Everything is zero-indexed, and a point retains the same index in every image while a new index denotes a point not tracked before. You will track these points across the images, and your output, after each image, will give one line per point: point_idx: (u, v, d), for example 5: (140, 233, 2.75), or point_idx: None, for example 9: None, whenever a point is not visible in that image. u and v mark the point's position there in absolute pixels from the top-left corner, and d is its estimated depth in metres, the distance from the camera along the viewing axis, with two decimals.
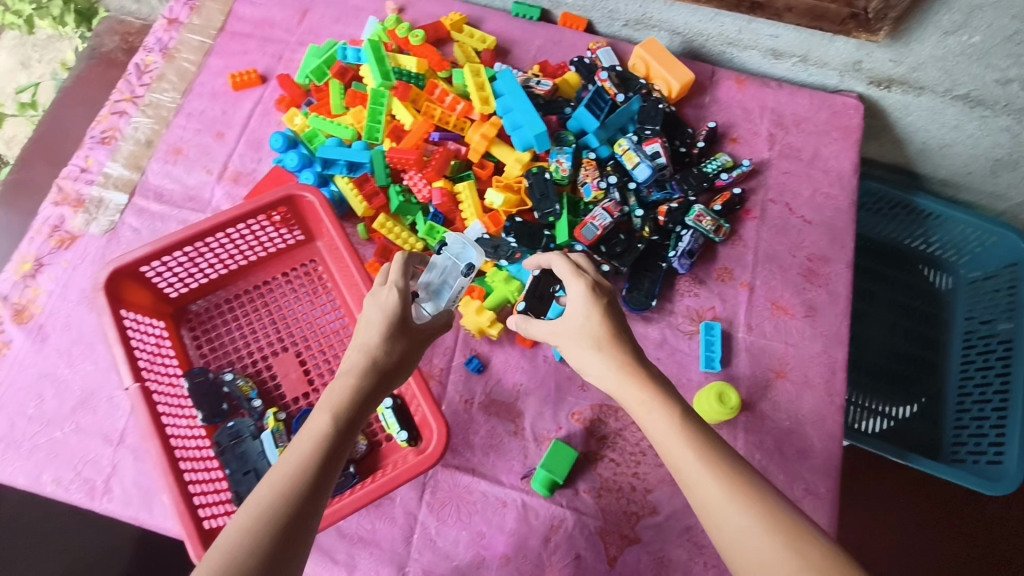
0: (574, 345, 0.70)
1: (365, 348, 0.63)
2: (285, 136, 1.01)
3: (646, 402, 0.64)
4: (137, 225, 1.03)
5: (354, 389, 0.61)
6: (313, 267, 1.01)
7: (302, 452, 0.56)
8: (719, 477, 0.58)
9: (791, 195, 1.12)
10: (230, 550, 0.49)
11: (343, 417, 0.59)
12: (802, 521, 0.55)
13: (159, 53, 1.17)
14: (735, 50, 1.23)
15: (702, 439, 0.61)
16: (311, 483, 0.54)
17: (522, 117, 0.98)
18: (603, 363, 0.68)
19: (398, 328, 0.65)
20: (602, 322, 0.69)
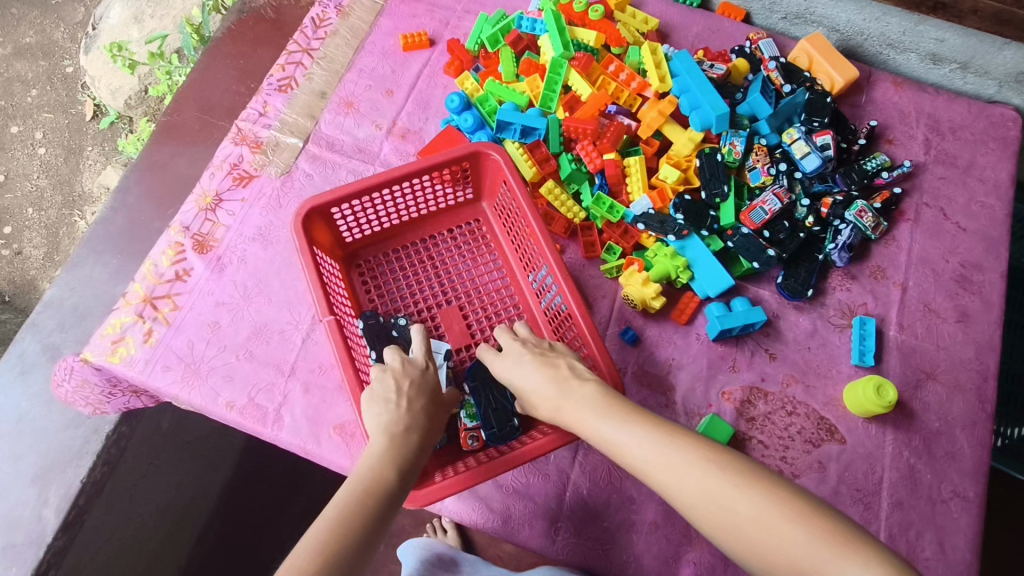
0: (520, 389, 0.76)
1: (402, 406, 0.71)
2: (462, 98, 1.06)
3: (581, 411, 0.68)
4: (310, 170, 1.08)
5: (395, 445, 0.68)
6: (477, 227, 1.05)
7: (356, 503, 0.62)
8: (654, 450, 0.61)
9: (946, 201, 1.12)
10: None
11: (397, 474, 0.66)
12: (736, 461, 0.59)
13: (333, 10, 1.21)
14: (892, 52, 1.23)
15: (637, 421, 0.65)
16: (373, 526, 0.61)
17: (702, 97, 1.00)
18: (548, 391, 0.72)
19: (429, 392, 0.75)
20: (533, 364, 0.75)
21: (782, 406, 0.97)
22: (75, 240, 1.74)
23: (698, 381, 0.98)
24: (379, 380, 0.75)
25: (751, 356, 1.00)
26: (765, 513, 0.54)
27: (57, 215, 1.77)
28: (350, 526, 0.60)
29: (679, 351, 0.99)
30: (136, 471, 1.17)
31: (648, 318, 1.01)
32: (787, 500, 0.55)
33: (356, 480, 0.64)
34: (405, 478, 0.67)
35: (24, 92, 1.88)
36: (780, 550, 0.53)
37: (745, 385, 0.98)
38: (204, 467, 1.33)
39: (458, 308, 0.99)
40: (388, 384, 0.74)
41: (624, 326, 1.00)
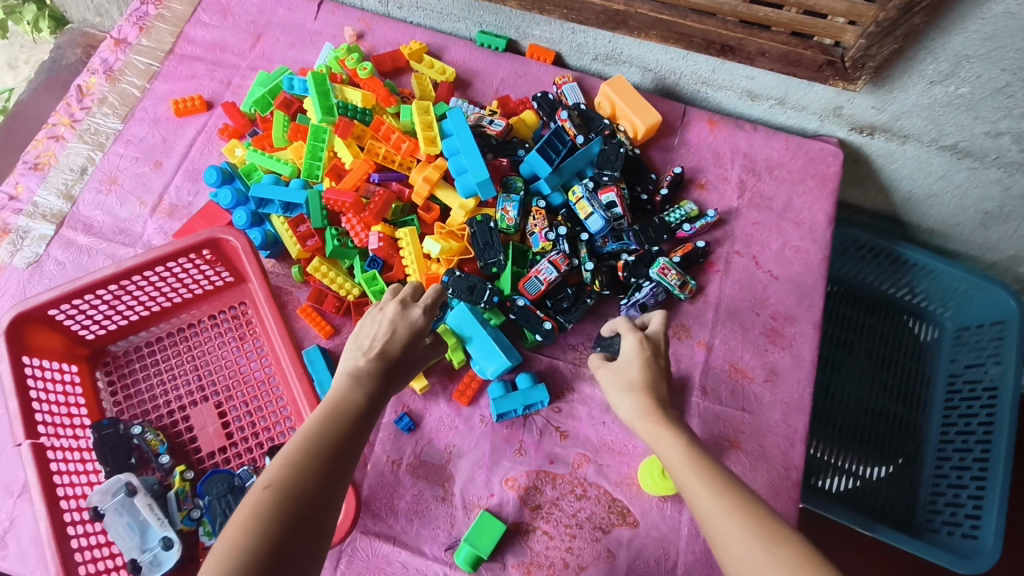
0: (613, 387, 0.73)
1: (375, 354, 0.68)
2: (220, 171, 0.96)
3: (655, 436, 0.66)
4: (62, 259, 0.98)
5: (364, 382, 0.66)
6: (242, 310, 0.96)
7: (327, 429, 0.60)
8: (709, 490, 0.58)
9: (758, 248, 1.06)
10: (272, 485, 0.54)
11: (370, 395, 0.65)
12: (785, 527, 0.53)
13: (103, 75, 1.12)
14: (709, 90, 1.17)
15: (708, 463, 0.61)
16: (340, 438, 0.59)
17: (466, 161, 0.92)
18: (632, 402, 0.70)
19: (411, 336, 0.72)
20: (643, 369, 0.72)
21: (571, 489, 0.90)
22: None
23: (478, 470, 0.90)
24: (363, 326, 0.72)
25: (540, 436, 0.92)
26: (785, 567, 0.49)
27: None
28: (310, 451, 0.57)
29: (460, 436, 0.92)
30: None
31: (428, 399, 0.93)
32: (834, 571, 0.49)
33: (321, 412, 0.62)
34: (374, 407, 0.65)
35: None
36: None
37: (531, 469, 0.91)
38: None
39: (214, 404, 0.90)
40: (368, 332, 0.71)
41: (401, 412, 0.92)
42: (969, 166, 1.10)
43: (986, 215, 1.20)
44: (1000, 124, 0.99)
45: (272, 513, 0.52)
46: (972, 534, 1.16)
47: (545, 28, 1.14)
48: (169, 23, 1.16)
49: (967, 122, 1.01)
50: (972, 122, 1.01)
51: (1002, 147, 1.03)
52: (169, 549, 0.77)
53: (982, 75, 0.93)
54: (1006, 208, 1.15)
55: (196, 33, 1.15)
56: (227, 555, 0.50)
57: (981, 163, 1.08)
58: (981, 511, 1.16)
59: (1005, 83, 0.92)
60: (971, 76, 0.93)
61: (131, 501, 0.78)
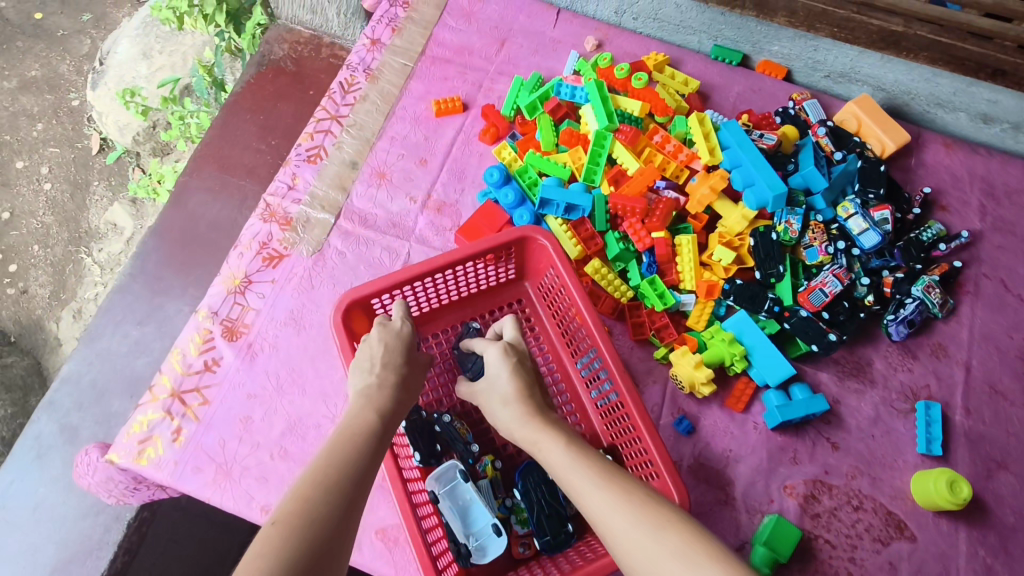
0: (490, 402, 0.79)
1: (380, 369, 0.74)
2: (502, 172, 1.01)
3: (540, 439, 0.71)
4: (343, 248, 1.02)
5: (372, 399, 0.70)
6: (519, 308, 1.00)
7: (341, 447, 0.62)
8: (603, 486, 0.63)
9: (1006, 271, 1.07)
10: (299, 499, 0.55)
11: (382, 414, 0.68)
12: (665, 510, 0.60)
13: (362, 73, 1.17)
14: (941, 111, 1.18)
15: (592, 458, 0.67)
16: (360, 452, 0.62)
17: (755, 174, 0.96)
18: (509, 413, 0.75)
19: (406, 352, 0.77)
20: (512, 380, 0.78)
21: (847, 500, 0.92)
22: (101, 302, 1.69)
23: (758, 475, 0.92)
24: (362, 351, 0.77)
25: (813, 446, 0.94)
26: (679, 555, 0.55)
27: (63, 253, 1.72)
28: (328, 467, 0.59)
29: (736, 442, 0.94)
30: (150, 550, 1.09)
31: (702, 404, 0.96)
32: (704, 544, 0.56)
33: (338, 431, 0.65)
34: (388, 424, 0.69)
35: (30, 127, 1.84)
36: None
37: (808, 478, 0.93)
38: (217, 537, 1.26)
39: None
40: (365, 354, 0.76)
41: (678, 415, 0.95)
42: None
43: None
44: None
45: (303, 527, 0.53)
46: None
47: (786, 45, 1.17)
48: (420, 26, 1.21)
49: None
50: None
51: None
52: (498, 535, 0.80)
53: None
54: None
55: (446, 37, 1.20)
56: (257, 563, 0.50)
57: None
58: None
59: None
60: None
61: (461, 486, 0.83)
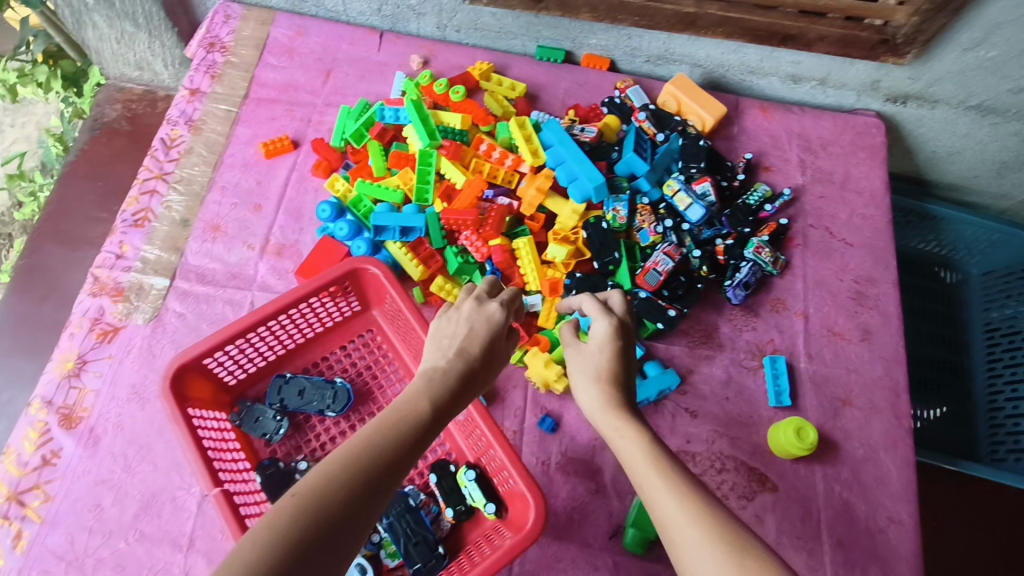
0: (579, 374, 0.77)
1: (454, 354, 0.70)
2: (333, 205, 1.00)
3: (620, 430, 0.69)
4: (182, 310, 0.99)
5: (436, 388, 0.66)
6: (371, 337, 0.99)
7: (386, 430, 0.59)
8: (676, 493, 0.59)
9: (829, 219, 1.14)
10: (320, 479, 0.52)
11: (438, 406, 0.63)
12: (745, 534, 0.54)
13: (184, 125, 1.13)
14: (755, 78, 1.24)
15: (668, 461, 0.63)
16: (402, 445, 0.58)
17: (576, 168, 0.98)
18: (598, 394, 0.73)
19: (490, 336, 0.74)
20: (613, 360, 0.75)
21: (711, 465, 0.96)
22: None
23: None
24: (443, 328, 0.75)
25: (673, 419, 0.98)
26: None
27: None
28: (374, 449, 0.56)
29: (600, 430, 0.97)
30: None
31: (563, 400, 0.98)
32: None
33: (391, 408, 0.62)
34: (440, 418, 0.64)
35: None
36: None
37: (671, 452, 0.96)
38: None
39: None
40: (447, 331, 0.73)
41: (542, 415, 0.97)
42: (991, 122, 1.23)
43: (1003, 165, 1.33)
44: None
45: (315, 513, 0.49)
46: None
47: (602, 37, 1.20)
48: (239, 69, 1.18)
49: (995, 82, 1.14)
50: (999, 82, 1.14)
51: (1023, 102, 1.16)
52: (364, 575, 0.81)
53: (1011, 39, 1.05)
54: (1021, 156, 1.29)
55: (267, 76, 1.18)
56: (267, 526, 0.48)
57: (1003, 119, 1.21)
58: None
59: None
60: (1002, 40, 1.05)
61: None
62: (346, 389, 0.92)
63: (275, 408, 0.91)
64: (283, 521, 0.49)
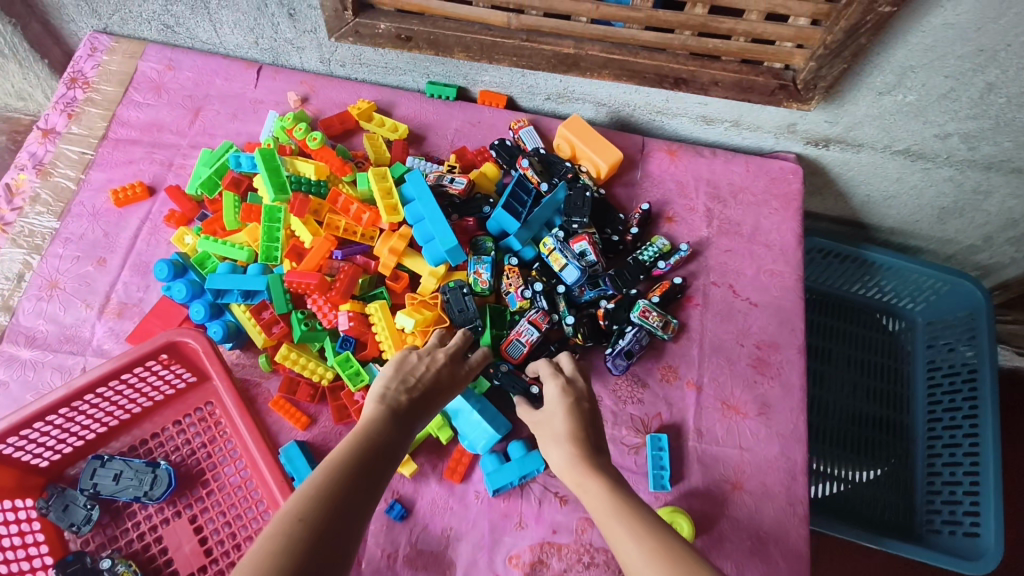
0: (542, 438, 0.70)
1: (415, 386, 0.64)
2: (171, 264, 0.90)
3: (586, 489, 0.62)
4: (4, 377, 0.91)
5: (399, 417, 0.60)
6: (209, 411, 0.89)
7: (354, 458, 0.54)
8: (648, 547, 0.52)
9: (733, 276, 1.04)
10: (298, 509, 0.48)
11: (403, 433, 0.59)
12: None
13: (33, 170, 1.05)
14: (664, 118, 1.14)
15: (640, 514, 0.56)
16: (371, 477, 0.53)
17: (432, 228, 0.89)
18: (559, 454, 0.66)
19: (449, 375, 0.68)
20: (568, 417, 0.69)
21: (578, 558, 0.85)
22: None
23: (480, 551, 0.85)
24: (405, 355, 0.68)
25: (539, 505, 0.88)
26: None
27: None
28: (344, 477, 0.52)
29: (457, 517, 0.87)
30: None
31: (418, 481, 0.88)
32: None
33: (354, 436, 0.57)
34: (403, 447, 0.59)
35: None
36: None
37: (534, 543, 0.86)
38: None
39: (188, 519, 0.84)
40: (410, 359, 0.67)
41: (391, 500, 0.87)
42: (922, 167, 1.12)
43: (942, 210, 1.23)
44: (948, 126, 1.02)
45: (297, 545, 0.46)
46: (974, 532, 1.17)
47: (494, 74, 1.11)
48: (99, 107, 1.10)
49: (917, 126, 1.03)
50: (922, 126, 1.03)
51: (952, 148, 1.06)
52: None
53: (926, 83, 0.95)
54: (961, 202, 1.19)
55: (130, 115, 1.10)
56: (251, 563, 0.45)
57: (934, 164, 1.11)
58: (979, 507, 1.17)
59: (950, 88, 0.94)
60: (917, 84, 0.95)
61: None
62: (169, 472, 0.84)
63: (87, 494, 0.82)
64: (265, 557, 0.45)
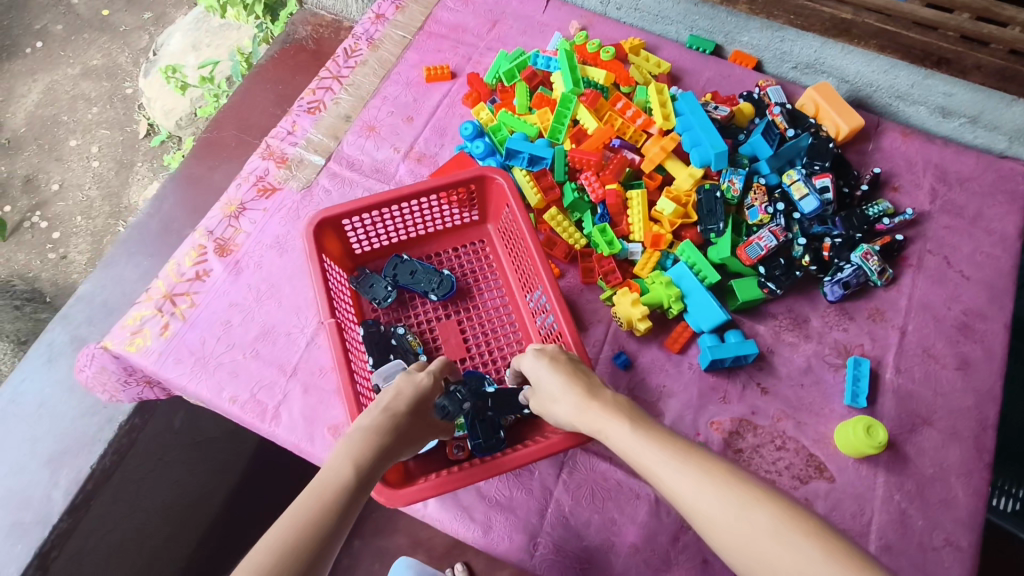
0: (545, 402, 0.80)
1: (382, 423, 0.73)
2: (477, 126, 1.11)
3: (599, 428, 0.71)
4: (329, 186, 1.14)
5: (357, 456, 0.68)
6: (481, 247, 1.10)
7: (312, 502, 0.61)
8: (672, 463, 0.63)
9: (950, 249, 1.12)
10: (263, 553, 0.55)
11: (361, 466, 0.67)
12: (747, 483, 0.60)
13: (365, 42, 1.31)
14: (902, 104, 1.24)
15: (661, 437, 0.67)
16: (334, 511, 0.61)
17: (703, 135, 1.05)
18: (566, 408, 0.76)
19: (411, 402, 0.77)
20: (559, 375, 0.79)
21: (771, 440, 0.97)
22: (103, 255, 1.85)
23: (687, 410, 0.99)
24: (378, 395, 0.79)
25: (743, 389, 1.01)
26: (771, 534, 0.55)
27: (104, 224, 1.89)
28: (309, 518, 0.59)
29: (671, 379, 1.01)
30: (163, 462, 1.30)
31: (642, 343, 1.03)
32: (800, 526, 0.55)
33: (315, 482, 0.64)
34: (365, 482, 0.66)
35: (86, 109, 2.05)
36: (789, 568, 0.54)
37: (734, 416, 0.98)
38: (211, 470, 1.43)
39: (457, 323, 1.03)
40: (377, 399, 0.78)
41: (618, 351, 1.03)
42: None
43: None
44: None
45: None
46: None
47: (755, 35, 1.26)
48: (420, 5, 1.34)
49: None
50: None
51: None
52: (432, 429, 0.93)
53: None
54: None
55: (443, 15, 1.33)
56: None
57: None
58: None
59: None
60: None
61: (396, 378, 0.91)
62: (451, 280, 1.03)
63: (388, 280, 1.02)
64: None
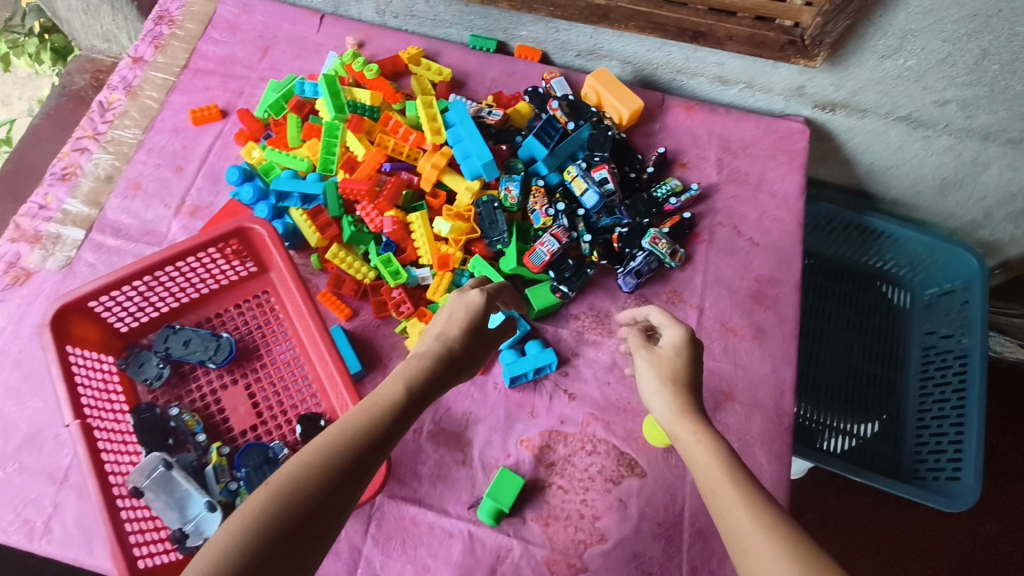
0: (648, 388, 0.77)
1: (442, 343, 0.71)
2: (241, 170, 1.04)
3: (694, 435, 0.68)
4: (93, 260, 1.05)
5: (411, 379, 0.67)
6: (266, 298, 1.02)
7: (358, 419, 0.61)
8: (750, 509, 0.58)
9: (738, 218, 1.14)
10: (305, 462, 0.55)
11: (412, 389, 0.66)
12: (818, 551, 0.53)
13: (123, 91, 1.20)
14: (684, 77, 1.25)
15: (747, 478, 0.62)
16: (375, 428, 0.61)
17: (471, 146, 1.03)
18: (668, 402, 0.74)
19: (470, 323, 0.75)
20: (685, 364, 0.77)
21: (581, 446, 0.96)
22: None
23: (495, 433, 0.97)
24: (439, 317, 0.77)
25: (550, 399, 0.99)
26: None
27: None
28: (360, 435, 0.59)
29: (476, 403, 0.99)
30: None
31: None
32: None
33: (368, 401, 0.64)
34: (415, 404, 0.66)
35: None
36: None
37: (543, 430, 0.97)
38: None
39: (244, 387, 0.98)
40: (438, 319, 0.76)
41: None
42: (923, 135, 1.18)
43: (945, 180, 1.27)
44: (946, 93, 1.08)
45: (285, 494, 0.52)
46: (955, 476, 1.25)
47: (531, 29, 1.23)
48: (183, 41, 1.25)
49: (917, 92, 1.10)
50: (922, 92, 1.10)
51: (950, 115, 1.12)
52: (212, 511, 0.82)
53: (926, 47, 1.02)
54: (961, 173, 1.23)
55: (208, 49, 1.24)
56: (249, 505, 0.51)
57: (934, 132, 1.17)
58: (961, 455, 1.25)
59: (946, 53, 1.01)
60: (917, 48, 1.03)
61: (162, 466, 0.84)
62: (230, 342, 0.97)
63: (159, 355, 0.95)
64: (261, 500, 0.52)
